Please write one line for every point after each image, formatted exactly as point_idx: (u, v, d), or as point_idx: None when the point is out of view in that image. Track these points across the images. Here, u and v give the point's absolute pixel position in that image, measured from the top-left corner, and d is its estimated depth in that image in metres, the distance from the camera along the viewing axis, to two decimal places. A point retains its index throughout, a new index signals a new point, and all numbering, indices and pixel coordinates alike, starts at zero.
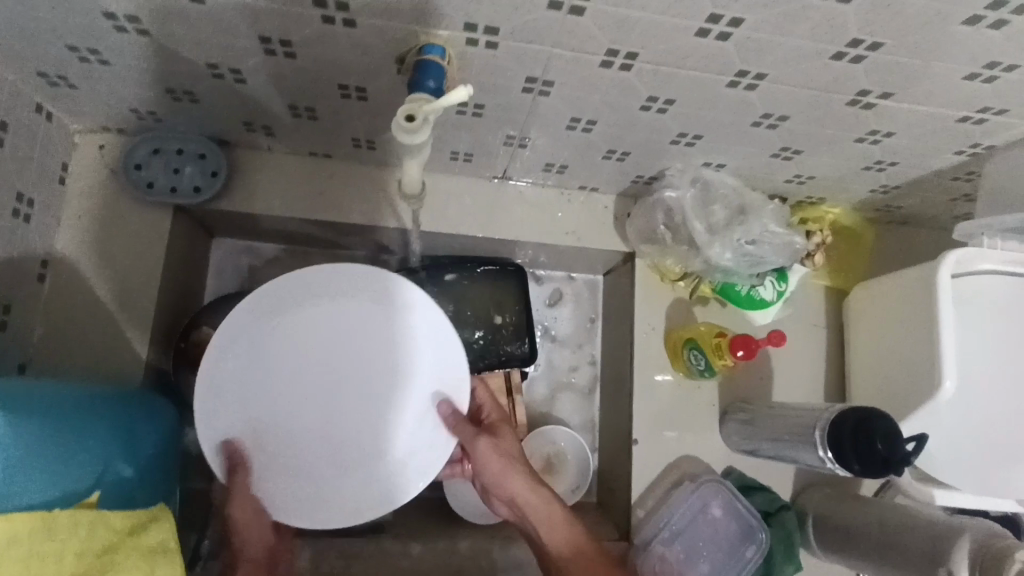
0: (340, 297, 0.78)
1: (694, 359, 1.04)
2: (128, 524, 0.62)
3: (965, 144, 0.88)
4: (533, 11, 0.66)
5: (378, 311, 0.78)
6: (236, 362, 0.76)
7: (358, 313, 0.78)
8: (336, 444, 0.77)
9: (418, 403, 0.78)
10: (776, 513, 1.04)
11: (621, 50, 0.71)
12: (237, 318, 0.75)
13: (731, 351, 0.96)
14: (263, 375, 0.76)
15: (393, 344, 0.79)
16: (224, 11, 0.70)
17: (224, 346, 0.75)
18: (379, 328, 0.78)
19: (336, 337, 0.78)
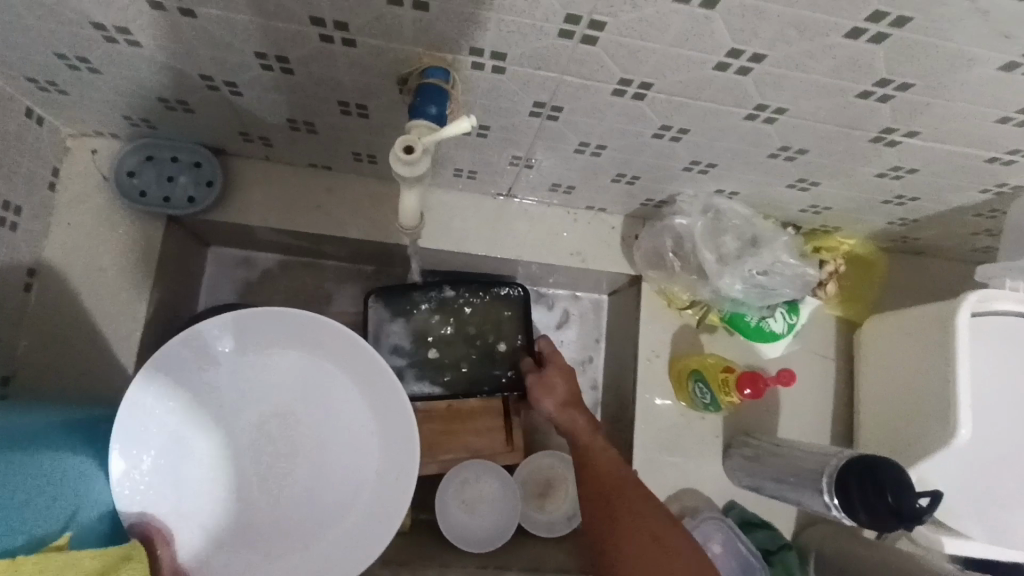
0: (273, 338, 0.81)
1: (699, 391, 1.00)
2: (101, 563, 0.58)
3: (990, 183, 0.84)
4: (541, 39, 0.62)
5: (314, 350, 0.82)
6: (165, 406, 0.76)
7: (278, 351, 0.82)
8: (255, 469, 0.83)
9: (346, 435, 0.83)
10: (777, 552, 1.01)
11: (634, 80, 0.67)
12: (162, 364, 0.74)
13: (739, 389, 0.93)
14: (189, 413, 0.79)
15: (323, 378, 0.84)
16: (218, 26, 0.67)
17: (150, 392, 0.74)
18: (307, 363, 0.84)
19: (250, 372, 0.82)
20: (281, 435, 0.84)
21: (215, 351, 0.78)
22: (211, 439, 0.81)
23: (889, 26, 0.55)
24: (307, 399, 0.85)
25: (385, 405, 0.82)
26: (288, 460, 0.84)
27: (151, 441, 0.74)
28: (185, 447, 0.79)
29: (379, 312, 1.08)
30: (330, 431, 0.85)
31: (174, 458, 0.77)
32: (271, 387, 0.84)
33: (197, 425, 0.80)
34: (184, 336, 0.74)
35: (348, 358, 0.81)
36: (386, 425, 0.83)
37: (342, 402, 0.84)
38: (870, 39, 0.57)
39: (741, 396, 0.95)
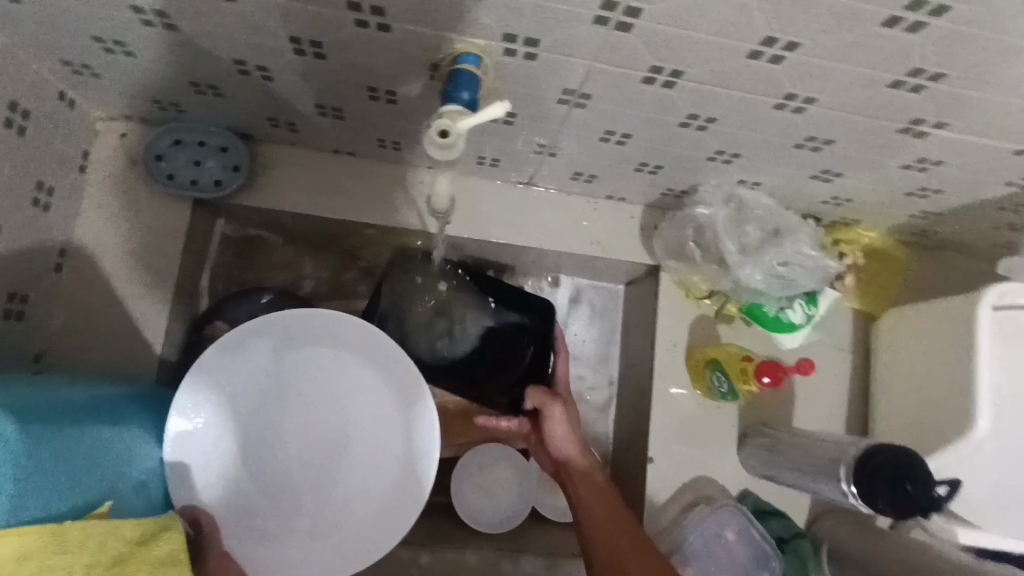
0: (318, 339, 0.85)
1: (716, 381, 1.01)
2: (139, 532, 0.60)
3: (1016, 177, 0.84)
4: (576, 26, 0.63)
5: (355, 353, 0.86)
6: (212, 399, 0.81)
7: (321, 354, 0.85)
8: (288, 472, 0.84)
9: (373, 436, 0.86)
10: (792, 540, 1.01)
11: (665, 68, 0.68)
12: (217, 354, 0.80)
13: (758, 377, 0.93)
14: (232, 407, 0.82)
15: (361, 383, 0.86)
16: (255, 11, 0.68)
17: (203, 380, 0.80)
18: (347, 368, 0.86)
19: (293, 373, 0.85)
20: (315, 438, 0.85)
21: (263, 348, 0.83)
22: (248, 439, 0.83)
23: (927, 15, 0.55)
24: (344, 404, 0.86)
25: (416, 407, 0.85)
26: (320, 464, 0.85)
27: (200, 428, 0.80)
28: (227, 439, 0.82)
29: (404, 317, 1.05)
30: (365, 435, 0.86)
31: (216, 448, 0.81)
32: (310, 391, 0.85)
33: (237, 422, 0.82)
34: (239, 329, 0.81)
35: (379, 358, 0.85)
36: (416, 427, 0.85)
37: (377, 407, 0.86)
38: (907, 28, 0.57)
39: (760, 386, 0.96)
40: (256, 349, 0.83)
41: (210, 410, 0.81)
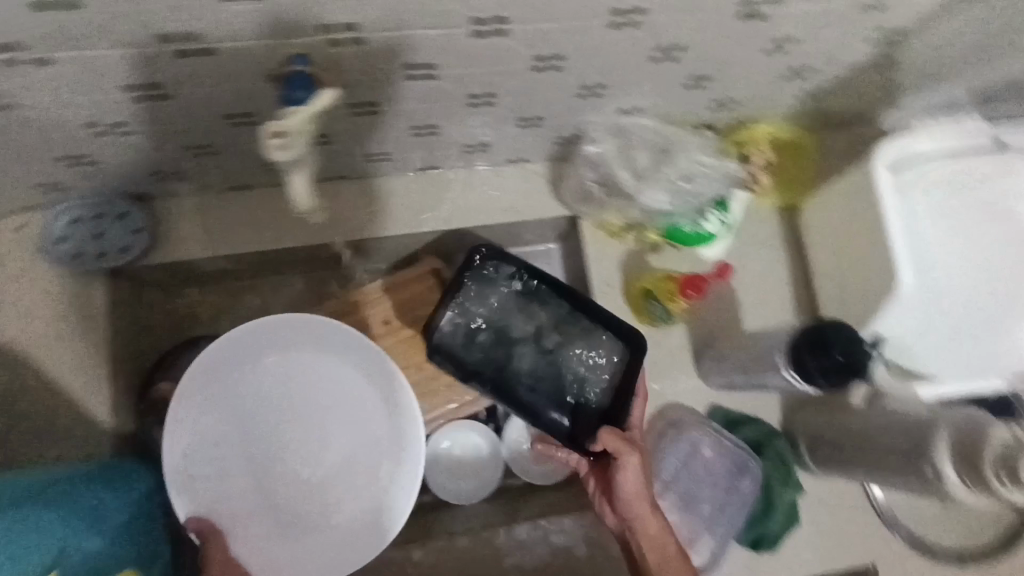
0: (284, 345, 0.94)
1: (596, 291, 0.90)
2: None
3: (870, 33, 0.85)
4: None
5: (316, 349, 0.96)
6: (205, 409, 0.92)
7: (289, 357, 0.95)
8: (276, 463, 0.96)
9: (359, 417, 0.97)
10: (766, 441, 1.04)
11: (486, 17, 0.68)
12: (195, 376, 0.89)
13: (684, 293, 0.97)
14: (226, 417, 0.93)
15: (327, 374, 0.97)
16: (75, 69, 0.68)
17: (186, 403, 0.90)
18: (313, 363, 0.96)
19: (269, 378, 0.95)
20: (294, 429, 0.96)
21: (235, 363, 0.92)
22: (234, 445, 0.94)
23: None
24: (315, 395, 0.97)
25: (381, 385, 0.96)
26: (303, 450, 0.97)
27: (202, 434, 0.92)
28: (228, 441, 0.94)
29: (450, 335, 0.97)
30: (351, 418, 0.97)
31: (209, 456, 0.92)
32: (283, 391, 0.96)
33: (221, 431, 0.93)
34: (210, 352, 0.89)
35: (344, 349, 0.96)
36: (390, 400, 0.96)
37: (345, 391, 0.97)
38: None
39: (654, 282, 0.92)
40: (228, 360, 0.92)
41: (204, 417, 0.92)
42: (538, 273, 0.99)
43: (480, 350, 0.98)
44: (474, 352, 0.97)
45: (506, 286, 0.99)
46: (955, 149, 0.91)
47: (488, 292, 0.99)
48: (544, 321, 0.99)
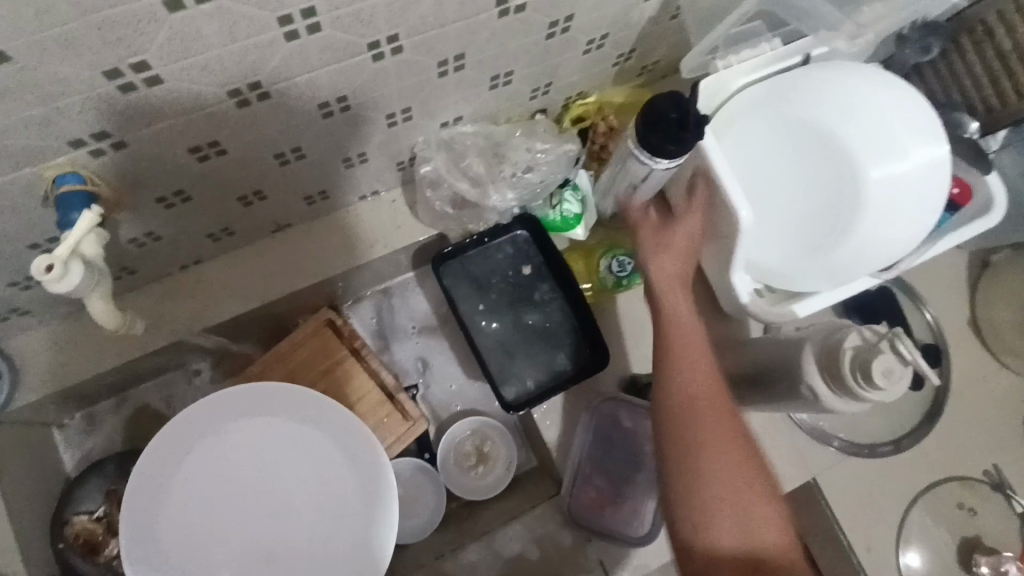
0: (240, 415, 0.65)
1: (611, 264, 0.85)
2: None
3: None
4: (453, 96, 0.71)
5: (283, 422, 0.66)
6: (153, 535, 0.62)
7: (283, 432, 0.66)
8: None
9: (338, 516, 0.66)
10: None
11: (541, 86, 0.78)
12: (152, 459, 0.63)
13: None
14: (165, 528, 0.63)
15: (320, 458, 0.66)
16: None
17: (144, 498, 0.63)
18: (308, 445, 0.66)
19: (225, 458, 0.65)
20: (276, 535, 0.65)
21: (212, 431, 0.65)
22: (205, 549, 0.63)
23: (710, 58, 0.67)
24: (310, 492, 0.66)
25: (369, 474, 0.66)
26: (291, 565, 0.64)
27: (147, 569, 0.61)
28: (173, 557, 0.62)
29: (467, 260, 0.87)
30: (329, 516, 0.66)
31: (172, 554, 0.62)
32: (269, 478, 0.65)
33: (190, 528, 0.63)
34: (183, 416, 0.64)
35: (319, 421, 0.67)
36: (375, 491, 0.66)
37: (343, 483, 0.66)
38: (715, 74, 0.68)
39: None
40: (179, 466, 0.64)
41: (143, 554, 0.62)
42: (567, 281, 0.86)
43: (479, 288, 0.86)
44: (470, 288, 0.86)
45: (532, 257, 0.87)
46: (978, 301, 0.94)
47: (516, 253, 0.88)
48: (555, 315, 0.87)
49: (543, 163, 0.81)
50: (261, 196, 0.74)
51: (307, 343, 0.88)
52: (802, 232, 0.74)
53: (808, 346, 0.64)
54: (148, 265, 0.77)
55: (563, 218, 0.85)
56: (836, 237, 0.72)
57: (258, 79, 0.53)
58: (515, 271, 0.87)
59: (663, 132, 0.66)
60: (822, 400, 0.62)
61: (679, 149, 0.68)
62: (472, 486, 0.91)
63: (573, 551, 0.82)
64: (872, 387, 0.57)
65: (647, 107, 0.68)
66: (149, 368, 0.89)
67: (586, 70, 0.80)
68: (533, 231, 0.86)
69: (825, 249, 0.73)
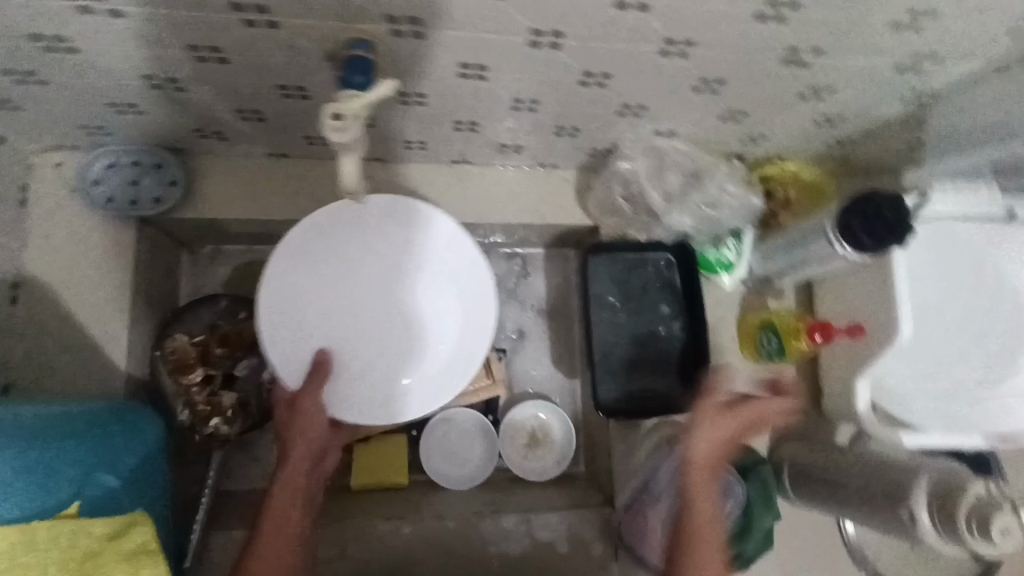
0: (377, 220, 0.75)
1: (765, 339, 0.87)
2: (108, 528, 0.53)
3: None
4: (683, 112, 0.73)
5: (411, 235, 0.76)
6: (283, 294, 0.73)
7: (412, 252, 0.77)
8: (352, 348, 0.76)
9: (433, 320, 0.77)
10: (751, 467, 0.87)
11: (755, 137, 0.80)
12: (298, 240, 0.74)
13: (809, 335, 0.80)
14: (292, 293, 0.74)
15: (433, 271, 0.77)
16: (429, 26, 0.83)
17: (286, 263, 0.73)
18: (426, 258, 0.77)
19: (354, 249, 0.76)
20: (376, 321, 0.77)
21: (351, 227, 0.75)
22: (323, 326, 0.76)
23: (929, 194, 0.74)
24: (422, 304, 0.78)
25: (471, 295, 0.76)
26: (389, 355, 0.76)
27: (276, 323, 0.73)
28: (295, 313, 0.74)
29: (610, 265, 0.90)
30: (428, 321, 0.77)
31: (295, 315, 0.74)
32: (388, 284, 0.78)
33: (317, 299, 0.76)
34: (330, 209, 0.74)
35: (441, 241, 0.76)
36: (472, 310, 0.77)
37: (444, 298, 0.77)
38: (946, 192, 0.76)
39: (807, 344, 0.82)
40: (320, 243, 0.75)
41: (275, 305, 0.73)
42: (696, 315, 0.89)
43: (613, 295, 0.90)
44: (606, 290, 0.90)
45: (668, 286, 0.90)
46: None
47: (654, 275, 0.90)
48: (670, 346, 0.90)
49: (727, 205, 0.84)
50: (472, 127, 0.77)
51: None
52: (932, 369, 0.80)
53: (921, 476, 0.66)
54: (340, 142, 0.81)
55: (717, 259, 0.88)
56: (954, 389, 0.79)
57: (561, 29, 0.56)
58: (649, 289, 0.90)
59: (871, 223, 0.68)
60: (921, 530, 0.64)
61: (880, 248, 0.69)
62: (523, 464, 0.93)
63: (599, 561, 0.84)
64: (984, 539, 0.58)
65: (865, 197, 0.69)
66: (285, 233, 0.93)
67: (802, 137, 0.81)
68: (684, 263, 0.89)
69: (944, 393, 0.79)
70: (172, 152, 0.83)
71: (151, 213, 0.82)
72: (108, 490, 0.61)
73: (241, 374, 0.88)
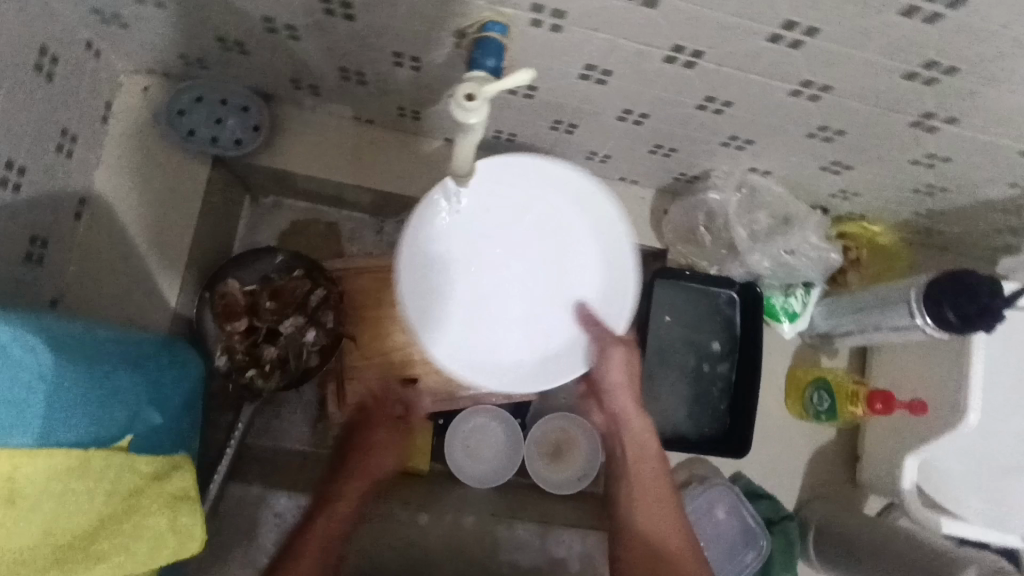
0: (526, 177, 0.65)
1: (815, 395, 0.88)
2: (154, 468, 0.52)
3: None
4: (788, 155, 0.72)
5: (556, 198, 0.67)
6: (424, 254, 0.64)
7: (556, 214, 0.67)
8: (496, 323, 0.69)
9: (562, 290, 0.70)
10: (778, 522, 0.87)
11: (849, 192, 0.78)
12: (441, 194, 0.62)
13: (867, 400, 0.82)
14: (426, 248, 0.64)
15: (574, 239, 0.69)
16: None
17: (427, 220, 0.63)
18: (572, 225, 0.68)
19: (492, 207, 0.66)
20: (513, 289, 0.70)
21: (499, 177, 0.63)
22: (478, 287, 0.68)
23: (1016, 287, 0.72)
24: (559, 277, 0.70)
25: (615, 274, 0.68)
26: (525, 328, 0.69)
27: (414, 283, 0.65)
28: (430, 273, 0.66)
29: (671, 293, 0.87)
30: (560, 290, 0.70)
31: (430, 274, 0.66)
32: (529, 245, 0.69)
33: (449, 254, 0.66)
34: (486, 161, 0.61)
35: (587, 210, 0.67)
36: (611, 289, 0.68)
37: (581, 269, 0.69)
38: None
39: (860, 410, 0.84)
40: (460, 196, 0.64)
41: (418, 265, 0.64)
42: (752, 359, 0.85)
43: (668, 324, 0.87)
44: (662, 318, 0.87)
45: (726, 323, 0.87)
46: None
47: (714, 311, 0.87)
48: (718, 385, 0.87)
49: (805, 254, 0.82)
50: (569, 131, 0.75)
51: None
52: (982, 458, 0.79)
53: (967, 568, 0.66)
54: (430, 119, 0.80)
55: (782, 308, 0.87)
56: (999, 480, 0.79)
57: (704, 52, 0.55)
58: (706, 324, 0.87)
59: (961, 302, 0.66)
60: None
61: (966, 328, 0.67)
62: (543, 476, 0.90)
63: None
64: None
65: (959, 274, 0.67)
66: (352, 198, 0.91)
67: (894, 201, 0.79)
68: (749, 309, 0.86)
69: (987, 484, 0.79)
70: (258, 96, 0.81)
71: (230, 154, 0.80)
72: (153, 426, 0.59)
73: (285, 331, 0.84)
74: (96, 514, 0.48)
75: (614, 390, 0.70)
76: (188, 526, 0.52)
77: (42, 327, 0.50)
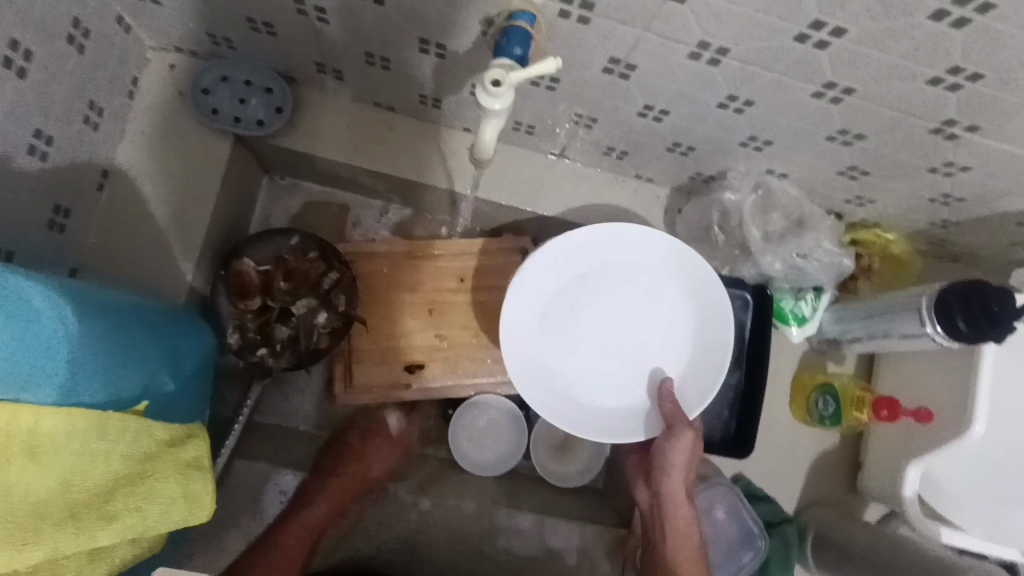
0: (642, 249, 0.73)
1: (820, 401, 0.89)
2: (169, 434, 0.53)
3: None
4: (806, 158, 0.72)
5: (665, 272, 0.74)
6: (534, 296, 0.72)
7: (663, 288, 0.74)
8: (584, 370, 0.74)
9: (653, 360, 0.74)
10: (776, 524, 0.87)
11: (865, 198, 0.78)
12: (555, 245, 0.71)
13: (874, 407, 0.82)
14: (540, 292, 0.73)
15: (675, 311, 0.74)
16: None
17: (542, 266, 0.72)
18: (677, 302, 0.74)
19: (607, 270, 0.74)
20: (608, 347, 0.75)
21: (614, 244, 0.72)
22: (577, 341, 0.74)
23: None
24: (653, 347, 0.74)
25: (708, 351, 0.72)
26: (615, 378, 0.74)
27: (521, 319, 0.72)
28: (534, 314, 0.73)
29: None
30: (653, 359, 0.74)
31: (536, 316, 0.73)
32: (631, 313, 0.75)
33: (557, 303, 0.74)
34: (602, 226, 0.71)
35: (695, 288, 0.73)
36: (699, 366, 0.73)
37: (676, 341, 0.74)
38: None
39: (865, 416, 0.85)
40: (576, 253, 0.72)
41: (525, 302, 0.72)
42: (760, 359, 0.84)
43: None
44: None
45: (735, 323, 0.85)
46: None
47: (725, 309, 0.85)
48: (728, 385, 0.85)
49: (817, 259, 0.82)
50: (588, 124, 0.75)
51: (495, 253, 0.89)
52: (983, 469, 0.79)
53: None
54: (451, 107, 0.80)
55: (791, 310, 0.87)
56: (1000, 492, 0.79)
57: (730, 49, 0.55)
58: None
59: (973, 312, 0.66)
60: None
61: (975, 338, 0.67)
62: (547, 468, 0.90)
63: None
64: None
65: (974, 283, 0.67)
66: (368, 183, 0.92)
67: (910, 209, 0.79)
68: (762, 313, 0.83)
69: (989, 495, 0.79)
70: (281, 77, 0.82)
71: (251, 134, 0.81)
72: (163, 395, 0.60)
73: (296, 312, 0.84)
74: (111, 475, 0.49)
75: (671, 468, 0.72)
76: (197, 492, 0.53)
77: (67, 287, 0.51)
